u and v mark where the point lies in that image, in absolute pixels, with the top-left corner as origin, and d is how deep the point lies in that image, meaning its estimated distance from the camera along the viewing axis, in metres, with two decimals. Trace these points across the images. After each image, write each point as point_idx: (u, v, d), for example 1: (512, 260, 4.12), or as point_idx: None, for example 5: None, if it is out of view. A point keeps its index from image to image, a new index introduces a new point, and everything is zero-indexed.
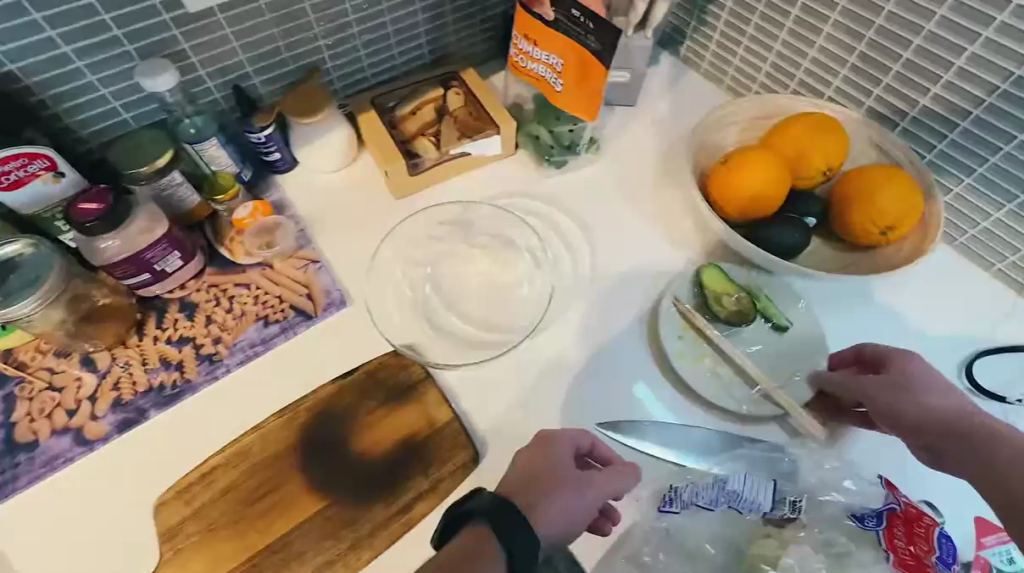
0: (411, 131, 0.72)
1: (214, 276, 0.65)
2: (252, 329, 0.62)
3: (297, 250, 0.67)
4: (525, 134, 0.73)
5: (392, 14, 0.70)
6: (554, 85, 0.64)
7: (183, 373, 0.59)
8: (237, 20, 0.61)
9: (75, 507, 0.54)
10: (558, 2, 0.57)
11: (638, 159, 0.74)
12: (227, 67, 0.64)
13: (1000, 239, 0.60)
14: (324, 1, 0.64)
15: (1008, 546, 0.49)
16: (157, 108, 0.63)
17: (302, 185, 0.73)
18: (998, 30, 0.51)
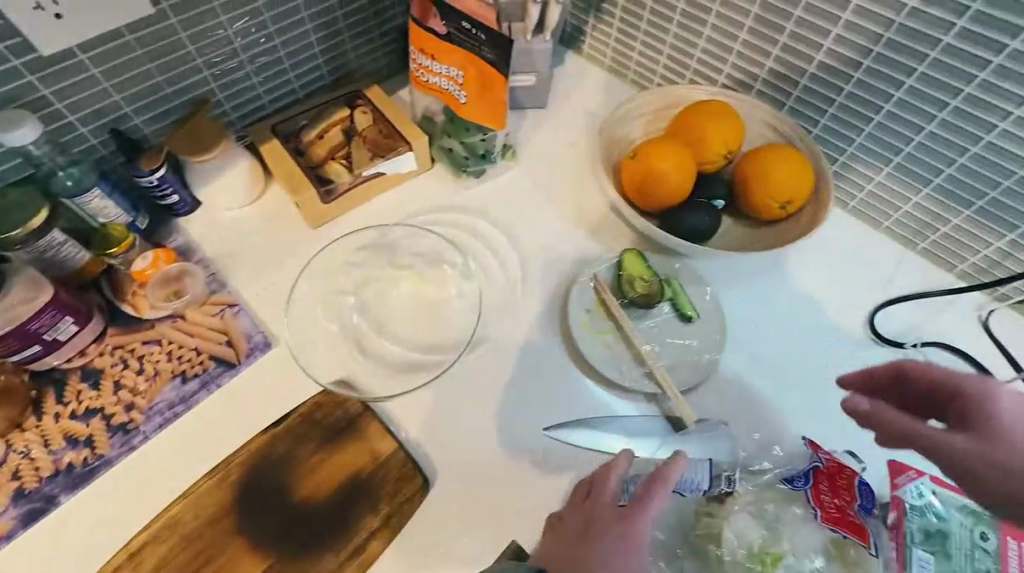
0: (320, 156, 0.69)
1: (117, 337, 0.60)
2: (169, 388, 0.57)
3: (210, 295, 0.63)
4: (438, 148, 0.72)
5: (283, 37, 0.67)
6: (458, 98, 0.63)
7: (94, 450, 0.54)
8: (104, 59, 0.56)
9: None
10: (448, 16, 0.57)
11: (554, 160, 0.75)
12: (102, 110, 0.59)
13: (884, 200, 0.65)
14: (202, 30, 0.60)
15: (919, 481, 0.48)
16: (23, 163, 0.57)
17: (207, 225, 0.69)
18: (855, 12, 0.55)
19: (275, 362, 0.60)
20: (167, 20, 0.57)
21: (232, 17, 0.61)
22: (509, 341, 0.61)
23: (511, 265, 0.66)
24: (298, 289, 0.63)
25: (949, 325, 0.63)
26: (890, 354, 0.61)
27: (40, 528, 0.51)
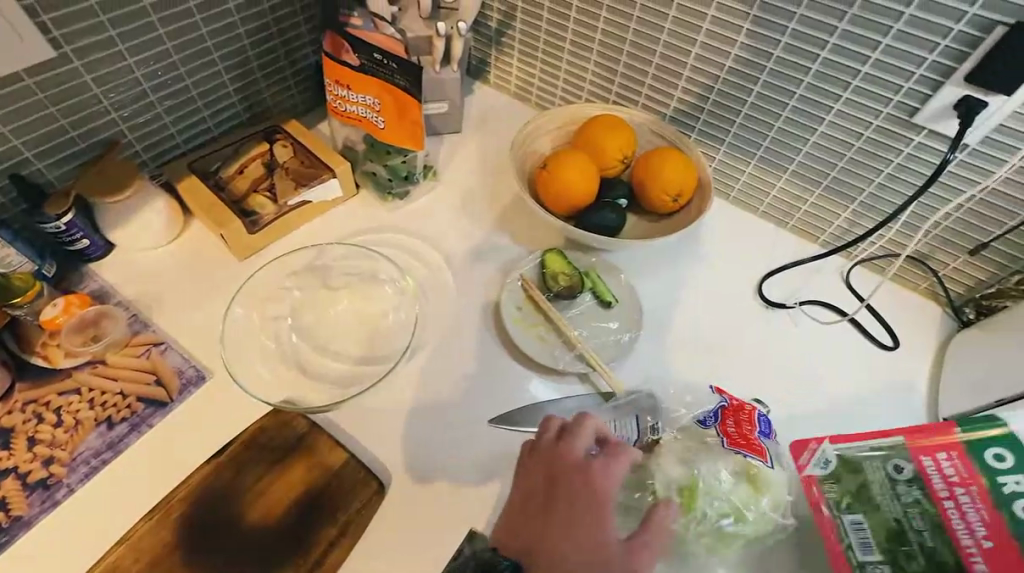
0: (242, 190, 0.70)
1: (30, 390, 0.56)
2: (94, 436, 0.54)
3: (133, 336, 0.61)
4: (363, 173, 0.75)
5: (195, 78, 0.69)
6: (377, 124, 0.68)
7: (10, 511, 0.50)
8: (3, 103, 0.55)
9: None
10: (360, 49, 0.62)
11: (474, 176, 0.81)
12: (0, 155, 0.57)
13: (756, 188, 0.77)
14: (109, 73, 0.61)
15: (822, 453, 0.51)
16: None
17: (124, 268, 0.67)
18: (707, 34, 0.67)
19: (211, 393, 0.58)
20: (70, 63, 0.57)
21: (139, 58, 0.62)
22: (448, 344, 0.64)
23: (443, 275, 0.70)
24: (231, 318, 0.63)
25: (820, 283, 0.74)
26: (777, 315, 0.71)
27: None
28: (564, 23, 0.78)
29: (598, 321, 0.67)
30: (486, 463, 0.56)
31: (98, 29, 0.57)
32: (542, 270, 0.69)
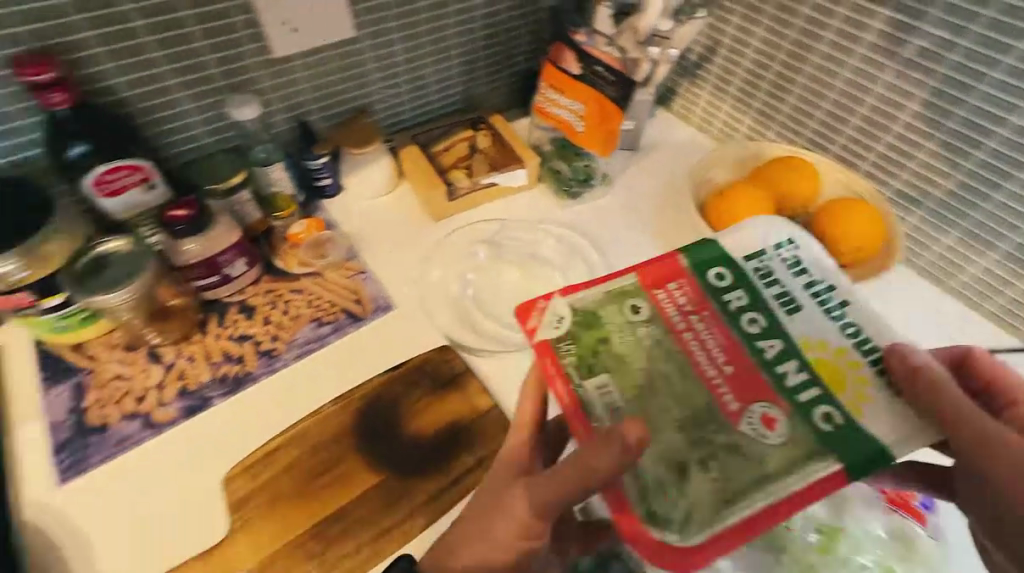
0: (446, 164, 0.83)
1: (270, 282, 0.71)
2: (307, 328, 0.68)
3: (346, 261, 0.75)
4: (547, 169, 0.84)
5: (434, 68, 0.83)
6: (576, 128, 0.76)
7: (244, 366, 0.64)
8: (312, 65, 0.71)
9: (141, 482, 0.56)
10: (585, 61, 0.71)
11: (644, 191, 0.86)
12: (296, 104, 0.73)
13: (953, 261, 0.71)
14: (380, 54, 0.76)
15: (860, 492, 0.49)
16: (235, 135, 0.71)
17: (346, 207, 0.81)
18: (932, 93, 0.64)
19: (395, 321, 0.70)
20: (360, 42, 0.73)
21: (404, 46, 0.77)
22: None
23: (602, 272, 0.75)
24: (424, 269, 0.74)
25: None
26: None
27: (196, 420, 0.60)
28: (768, 64, 0.79)
29: None
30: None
31: (386, 18, 0.73)
32: None
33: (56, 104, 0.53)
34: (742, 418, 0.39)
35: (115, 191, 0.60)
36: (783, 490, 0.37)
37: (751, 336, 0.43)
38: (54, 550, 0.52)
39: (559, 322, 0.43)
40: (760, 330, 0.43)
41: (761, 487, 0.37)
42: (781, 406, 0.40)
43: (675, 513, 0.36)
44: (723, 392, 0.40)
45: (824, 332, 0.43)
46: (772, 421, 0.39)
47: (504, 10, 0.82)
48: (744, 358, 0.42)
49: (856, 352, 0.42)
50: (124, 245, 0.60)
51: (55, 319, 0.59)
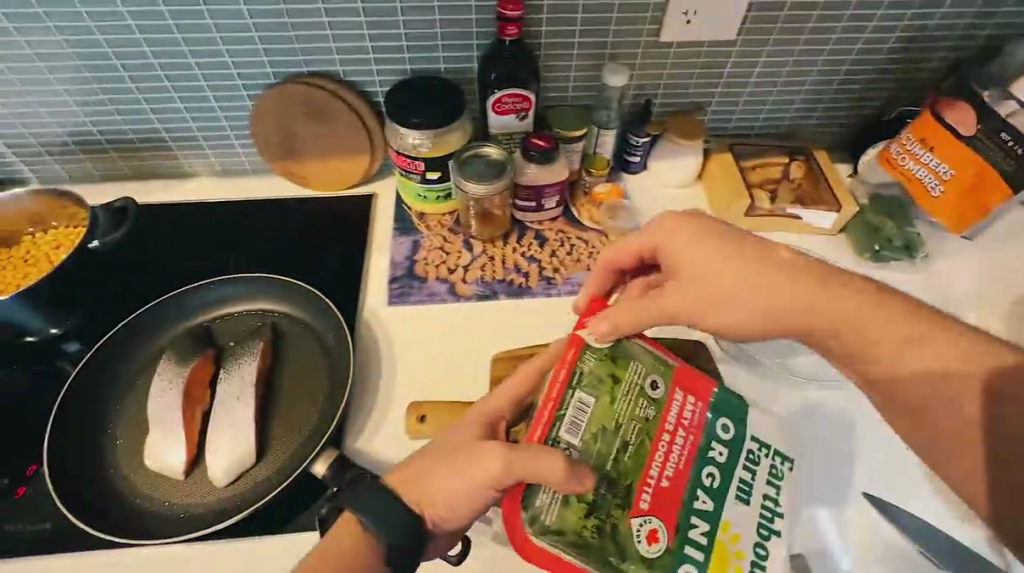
0: (752, 181, 0.83)
1: (563, 224, 0.81)
2: (583, 273, 0.76)
3: (629, 232, 0.80)
4: (860, 222, 0.79)
5: (781, 90, 0.83)
6: (930, 190, 0.71)
7: (527, 280, 0.75)
8: (683, 55, 0.77)
9: (438, 333, 0.70)
10: (986, 123, 0.65)
11: (964, 285, 0.77)
12: (648, 84, 0.80)
13: None
14: (744, 62, 0.79)
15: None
16: (591, 96, 0.81)
17: (643, 186, 0.87)
18: None
19: None
20: (732, 47, 0.77)
21: (768, 61, 0.79)
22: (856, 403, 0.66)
23: None
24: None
25: None
26: None
27: (484, 306, 0.73)
28: None
29: None
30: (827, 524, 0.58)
31: (767, 33, 0.75)
32: None
33: (509, 35, 0.67)
34: (631, 523, 0.45)
35: (504, 111, 0.75)
36: (629, 563, 0.44)
37: (717, 512, 0.47)
38: (374, 347, 0.68)
39: (655, 385, 0.48)
40: (718, 510, 0.47)
41: (615, 558, 0.44)
42: (672, 530, 0.46)
43: (550, 500, 0.44)
44: (640, 494, 0.46)
45: (742, 525, 0.48)
46: (659, 540, 0.45)
47: (882, 55, 0.79)
48: (683, 482, 0.47)
49: (750, 558, 0.47)
50: (499, 154, 0.74)
51: (424, 190, 0.77)
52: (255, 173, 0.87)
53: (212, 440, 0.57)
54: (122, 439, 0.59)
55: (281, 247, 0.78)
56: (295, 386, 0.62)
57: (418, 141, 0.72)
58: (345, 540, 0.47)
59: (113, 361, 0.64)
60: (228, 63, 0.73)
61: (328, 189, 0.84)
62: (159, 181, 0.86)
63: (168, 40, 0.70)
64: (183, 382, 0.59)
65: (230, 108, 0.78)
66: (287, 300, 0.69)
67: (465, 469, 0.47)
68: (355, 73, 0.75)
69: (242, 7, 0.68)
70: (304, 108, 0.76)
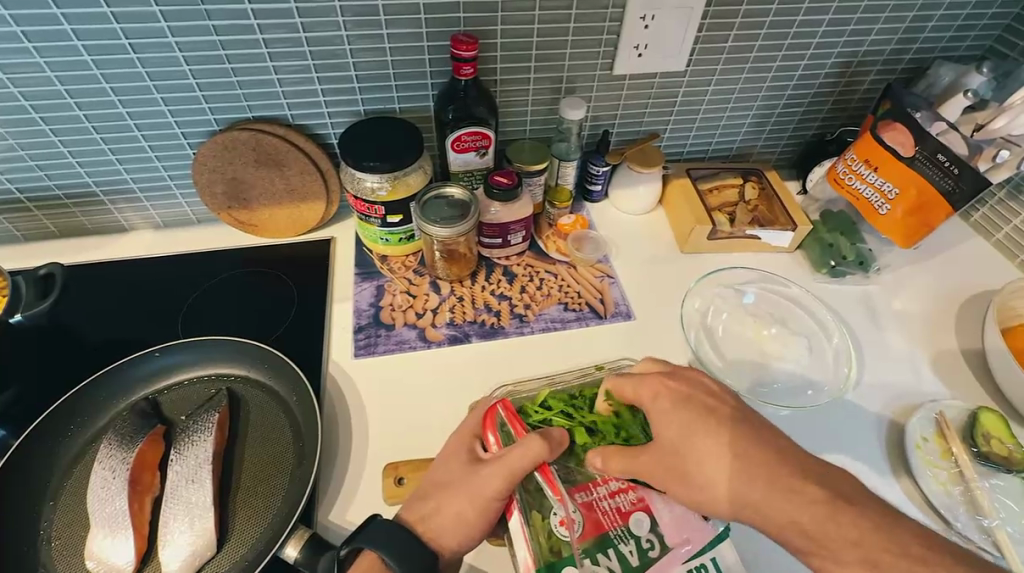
0: (711, 205, 0.84)
1: (530, 258, 0.80)
2: (554, 308, 0.75)
3: (597, 263, 0.80)
4: (815, 240, 0.82)
5: (730, 115, 0.86)
6: (877, 208, 0.74)
7: (499, 320, 0.73)
8: (636, 85, 0.78)
9: (407, 383, 0.67)
10: (923, 146, 0.68)
11: (916, 295, 0.80)
12: (604, 116, 0.82)
13: None
14: (695, 90, 0.81)
15: None
16: (550, 128, 0.82)
17: (607, 214, 0.88)
18: None
19: (632, 329, 0.74)
20: (683, 76, 0.78)
21: (718, 89, 0.81)
22: (844, 409, 0.68)
23: (850, 362, 0.71)
24: (686, 304, 0.77)
25: None
26: None
27: (454, 350, 0.70)
28: None
29: (993, 489, 0.60)
30: None
31: (714, 62, 0.77)
32: (972, 423, 0.65)
33: (464, 75, 0.66)
34: (551, 492, 0.48)
35: (464, 149, 0.73)
36: (533, 526, 0.47)
37: (631, 568, 0.45)
38: (341, 405, 0.64)
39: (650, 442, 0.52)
40: (637, 567, 0.46)
41: (528, 512, 0.48)
42: (585, 530, 0.46)
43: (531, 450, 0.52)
44: (577, 489, 0.48)
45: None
46: (569, 529, 0.46)
47: (820, 80, 0.83)
48: (627, 521, 0.47)
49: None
50: (463, 194, 0.72)
51: (385, 233, 0.74)
52: (200, 223, 0.82)
53: (164, 531, 0.52)
54: (58, 539, 0.53)
55: (233, 303, 0.73)
56: (253, 459, 0.58)
57: (376, 185, 0.69)
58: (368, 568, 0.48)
59: (43, 449, 0.57)
60: (164, 112, 0.68)
61: (281, 236, 0.80)
62: (90, 238, 0.80)
63: (95, 91, 0.65)
64: (128, 468, 0.54)
65: (170, 159, 0.74)
66: (242, 362, 0.64)
67: (467, 484, 0.50)
68: (305, 116, 0.72)
69: (179, 54, 0.63)
70: (251, 156, 0.72)
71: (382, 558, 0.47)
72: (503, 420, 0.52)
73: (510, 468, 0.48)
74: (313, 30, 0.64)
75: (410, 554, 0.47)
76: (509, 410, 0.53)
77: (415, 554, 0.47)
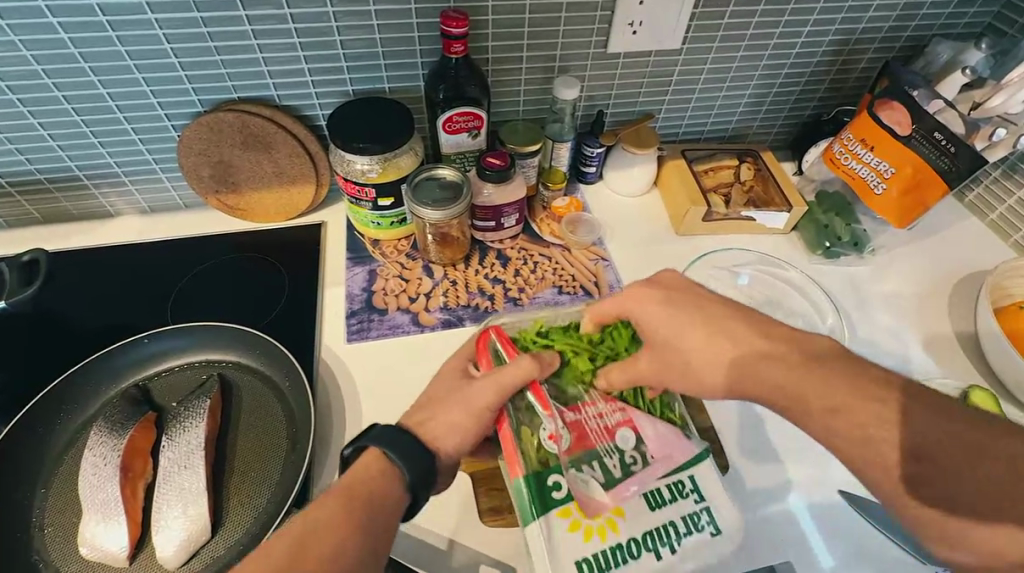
0: (707, 186, 0.83)
1: (524, 241, 0.79)
2: (549, 291, 0.74)
3: (592, 246, 0.79)
4: (809, 221, 0.81)
5: (726, 94, 0.84)
6: (873, 188, 0.74)
7: (493, 303, 0.73)
8: (630, 64, 0.77)
9: (401, 368, 0.67)
10: (920, 124, 0.68)
11: (909, 275, 0.80)
12: (598, 96, 0.80)
13: None
14: (690, 69, 0.79)
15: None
16: (543, 108, 0.80)
17: (601, 197, 0.87)
18: None
19: None
20: (678, 55, 0.77)
21: (714, 67, 0.80)
22: None
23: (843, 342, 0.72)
24: None
25: None
26: None
27: (448, 334, 0.70)
28: None
29: None
30: (813, 537, 0.57)
31: (710, 40, 0.76)
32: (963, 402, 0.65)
33: (455, 52, 0.64)
34: (542, 407, 0.48)
35: (456, 129, 0.72)
36: (521, 440, 0.47)
37: (616, 480, 0.47)
38: (334, 391, 0.64)
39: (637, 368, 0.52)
40: (620, 479, 0.47)
41: (517, 427, 0.48)
42: (572, 444, 0.47)
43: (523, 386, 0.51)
44: (568, 408, 0.49)
45: (631, 509, 0.46)
46: (557, 442, 0.47)
47: (817, 58, 0.82)
48: (613, 438, 0.48)
49: (615, 543, 0.45)
50: (455, 176, 0.71)
51: (376, 216, 0.73)
52: (188, 208, 0.81)
53: (158, 517, 0.52)
54: (51, 526, 0.52)
55: (224, 288, 0.72)
56: (245, 443, 0.57)
57: (366, 166, 0.68)
58: (371, 470, 0.45)
59: (32, 437, 0.57)
60: (146, 92, 0.66)
61: (271, 221, 0.79)
62: (75, 224, 0.78)
63: (73, 71, 0.63)
64: (121, 455, 0.54)
65: (155, 142, 0.72)
66: (232, 347, 0.64)
67: (460, 397, 0.49)
68: (292, 97, 0.71)
69: (159, 32, 0.61)
70: (238, 137, 0.70)
71: (385, 455, 0.46)
72: (497, 343, 0.52)
73: (502, 383, 0.48)
74: (298, 7, 0.62)
75: (410, 457, 0.46)
76: (502, 335, 0.53)
77: (415, 455, 0.46)
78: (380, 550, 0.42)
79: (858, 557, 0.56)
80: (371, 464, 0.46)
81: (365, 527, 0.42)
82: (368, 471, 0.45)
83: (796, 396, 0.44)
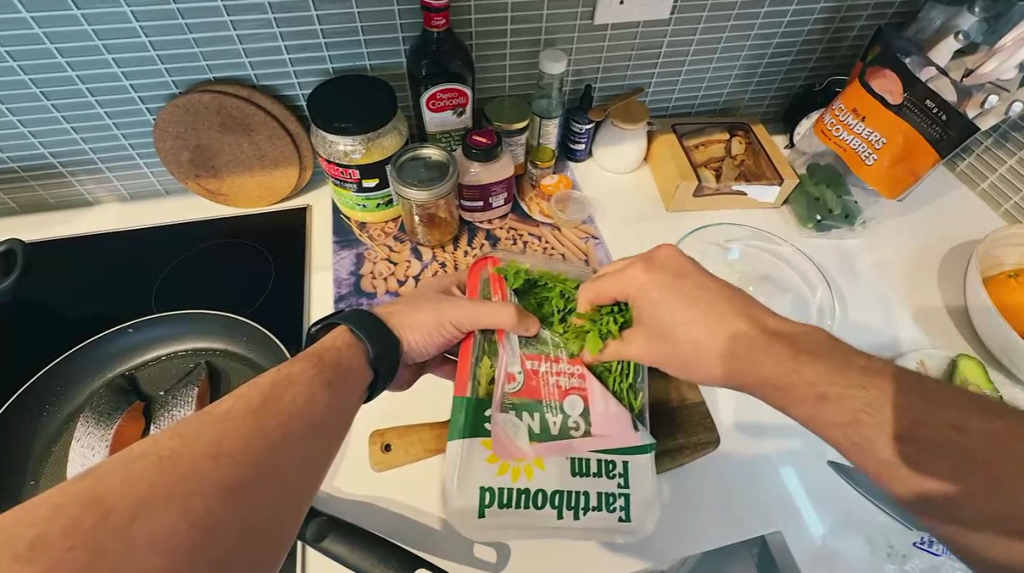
0: (698, 161, 0.82)
1: (513, 221, 0.78)
2: None
3: (582, 224, 0.79)
4: (801, 193, 0.81)
5: (717, 66, 0.83)
6: (865, 159, 0.73)
7: None
8: (619, 36, 0.75)
9: None
10: (911, 92, 0.67)
11: (899, 247, 0.80)
12: (585, 70, 0.78)
13: None
14: (680, 40, 0.77)
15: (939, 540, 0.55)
16: (530, 83, 0.78)
17: (590, 174, 0.85)
18: None
19: None
20: (667, 25, 0.75)
21: (704, 38, 0.78)
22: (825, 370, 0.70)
23: (834, 315, 0.72)
24: None
25: None
26: None
27: None
28: None
29: None
30: (803, 506, 0.58)
31: (699, 9, 0.74)
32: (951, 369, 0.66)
33: (437, 26, 0.62)
34: (503, 343, 0.51)
35: (440, 108, 0.70)
36: (479, 365, 0.51)
37: (548, 435, 0.52)
38: None
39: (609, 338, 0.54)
40: (554, 434, 0.52)
41: (480, 357, 0.52)
42: (522, 389, 0.51)
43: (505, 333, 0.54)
44: (535, 356, 0.53)
45: (551, 465, 0.51)
46: (510, 381, 0.51)
47: (809, 27, 0.80)
48: (562, 396, 0.53)
49: (524, 487, 0.51)
50: (440, 155, 0.69)
51: (362, 199, 0.72)
52: (169, 195, 0.79)
53: None
54: None
55: (209, 276, 0.70)
56: None
57: (349, 147, 0.66)
58: (340, 340, 0.48)
59: (21, 430, 0.56)
60: (117, 75, 0.64)
61: (254, 206, 0.77)
62: (53, 214, 0.76)
63: (39, 53, 0.60)
64: (109, 444, 0.54)
65: (131, 127, 0.70)
66: (220, 336, 0.63)
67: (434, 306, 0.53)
68: (270, 77, 0.68)
69: (126, 10, 0.59)
70: (216, 120, 0.68)
71: (351, 331, 0.49)
72: (488, 274, 0.56)
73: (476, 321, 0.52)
74: None
75: (375, 335, 0.49)
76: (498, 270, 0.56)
77: (381, 334, 0.50)
78: (349, 405, 0.44)
79: (847, 525, 0.57)
80: (339, 338, 0.48)
81: (332, 384, 0.44)
82: (334, 342, 0.48)
83: (786, 368, 0.44)
